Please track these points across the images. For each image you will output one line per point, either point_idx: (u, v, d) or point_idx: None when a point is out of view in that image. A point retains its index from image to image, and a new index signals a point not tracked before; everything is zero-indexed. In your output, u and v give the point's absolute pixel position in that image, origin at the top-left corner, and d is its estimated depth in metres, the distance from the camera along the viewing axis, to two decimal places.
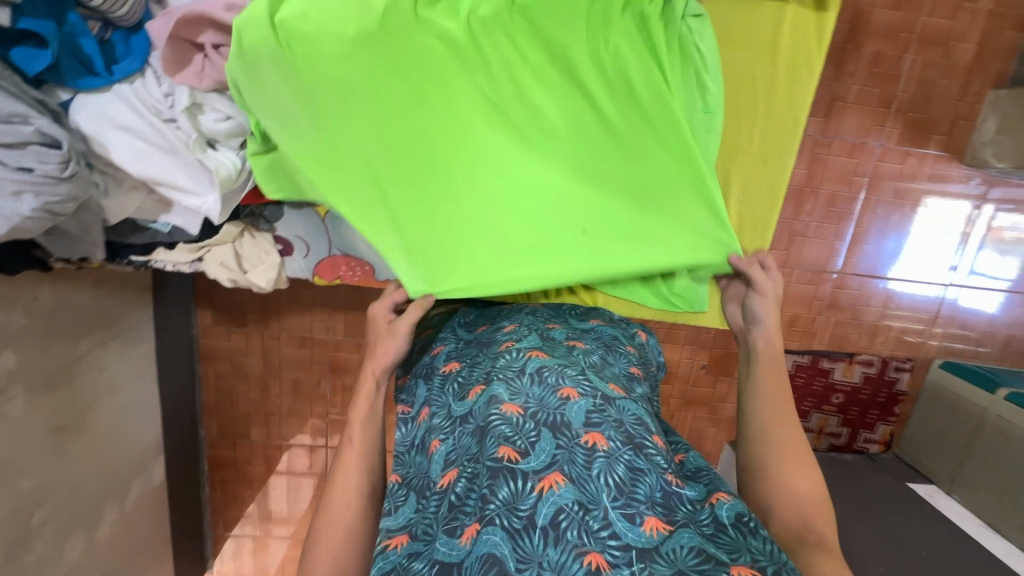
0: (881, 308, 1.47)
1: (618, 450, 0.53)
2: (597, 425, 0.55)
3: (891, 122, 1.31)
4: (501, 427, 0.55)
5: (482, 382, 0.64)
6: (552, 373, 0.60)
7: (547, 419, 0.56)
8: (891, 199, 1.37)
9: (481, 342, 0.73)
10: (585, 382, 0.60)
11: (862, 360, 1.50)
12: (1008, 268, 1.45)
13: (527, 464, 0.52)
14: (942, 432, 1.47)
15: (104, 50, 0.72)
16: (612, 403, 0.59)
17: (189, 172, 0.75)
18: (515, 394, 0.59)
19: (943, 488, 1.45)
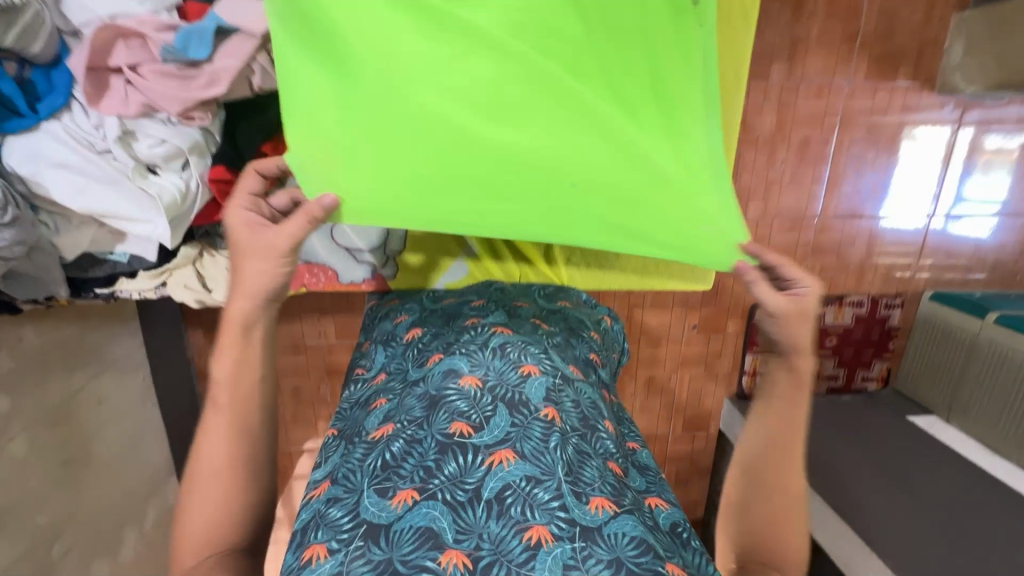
0: (866, 247, 1.47)
1: (570, 430, 0.57)
2: (555, 403, 0.59)
3: (857, 59, 1.29)
4: (459, 397, 0.58)
5: (440, 352, 0.66)
6: (515, 349, 0.63)
7: (505, 395, 0.58)
8: (865, 137, 1.36)
9: (444, 316, 0.75)
10: (547, 362, 0.63)
11: (851, 301, 1.50)
12: (990, 190, 1.44)
13: (478, 439, 0.54)
14: (936, 361, 1.48)
15: (25, 89, 0.70)
16: (570, 384, 0.63)
17: (136, 204, 0.74)
18: (475, 366, 0.62)
19: (941, 417, 1.47)
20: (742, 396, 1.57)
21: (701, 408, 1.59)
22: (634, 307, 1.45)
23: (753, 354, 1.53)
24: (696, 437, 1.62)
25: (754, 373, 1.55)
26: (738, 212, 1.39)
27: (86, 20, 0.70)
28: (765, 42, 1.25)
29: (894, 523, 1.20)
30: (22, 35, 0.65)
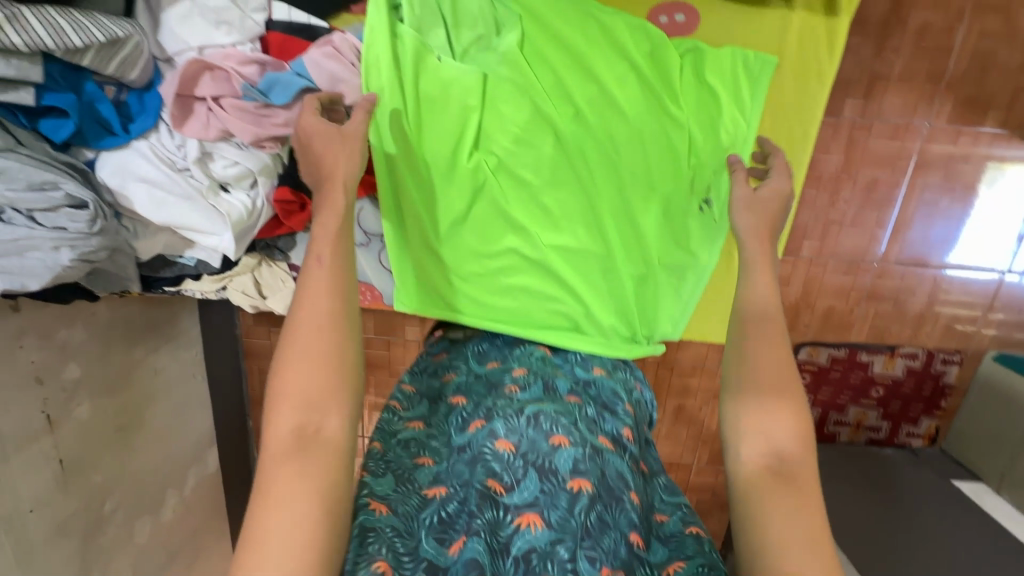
0: (928, 297, 1.39)
1: (596, 496, 0.61)
2: (583, 472, 0.62)
3: (941, 100, 1.21)
4: (496, 461, 0.64)
5: (481, 417, 0.71)
6: (547, 419, 0.68)
7: (536, 461, 0.63)
8: (940, 182, 1.27)
9: (486, 381, 0.80)
10: (577, 431, 0.67)
11: (905, 352, 1.43)
12: None
13: (510, 498, 0.61)
14: (991, 426, 1.39)
15: (120, 112, 0.75)
16: (600, 453, 0.66)
17: (209, 219, 0.78)
18: (511, 432, 0.67)
19: (990, 486, 1.38)
20: None
21: None
22: None
23: None
24: (721, 471, 1.59)
25: None
26: (792, 248, 1.34)
27: (179, 50, 0.76)
28: (840, 76, 1.19)
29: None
30: (124, 65, 0.71)
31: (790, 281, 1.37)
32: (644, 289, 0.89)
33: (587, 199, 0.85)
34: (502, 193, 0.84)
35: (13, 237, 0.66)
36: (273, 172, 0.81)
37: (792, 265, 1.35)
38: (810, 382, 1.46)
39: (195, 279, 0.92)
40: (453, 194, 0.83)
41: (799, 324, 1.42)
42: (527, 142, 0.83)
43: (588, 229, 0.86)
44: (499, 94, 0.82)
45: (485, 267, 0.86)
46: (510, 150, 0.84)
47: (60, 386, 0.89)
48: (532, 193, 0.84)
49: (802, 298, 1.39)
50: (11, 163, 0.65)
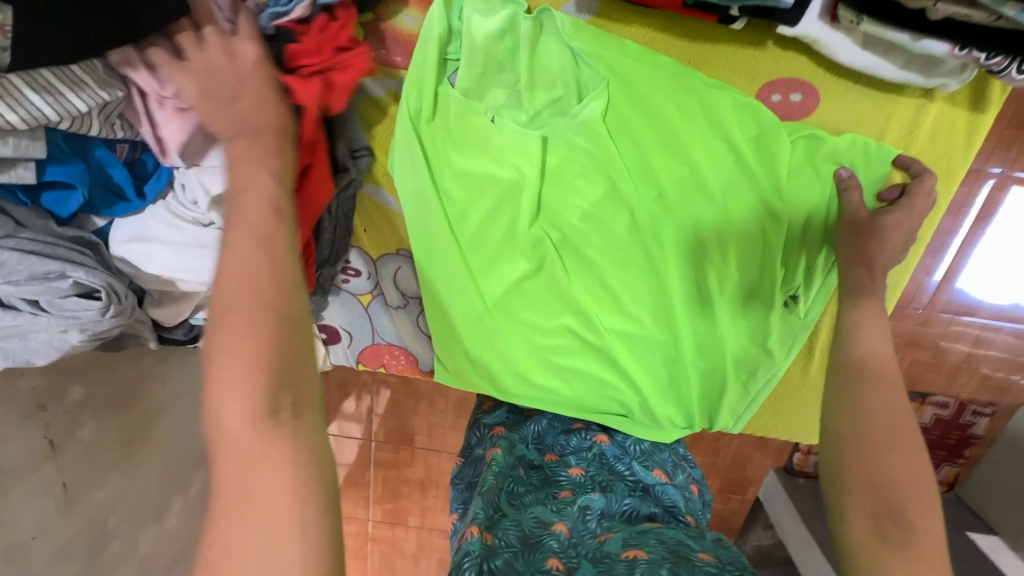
0: (969, 348, 1.33)
1: (657, 560, 0.60)
2: (638, 550, 0.63)
3: (1020, 146, 1.11)
4: (552, 532, 0.64)
5: (528, 505, 0.73)
6: (594, 519, 0.71)
7: (588, 548, 0.63)
8: (1003, 233, 1.19)
9: (539, 477, 0.82)
10: (622, 530, 0.69)
11: (936, 400, 1.39)
12: None
13: (569, 566, 0.59)
14: (1015, 482, 1.36)
15: (136, 171, 0.76)
16: (647, 537, 0.67)
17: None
18: (561, 516, 0.69)
19: (1006, 541, 1.36)
20: (789, 470, 1.50)
21: (742, 473, 1.53)
22: None
23: None
24: (730, 499, 1.57)
25: (808, 451, 1.47)
26: None
27: None
28: None
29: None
30: (125, 125, 0.70)
31: None
32: (708, 382, 0.90)
33: (654, 286, 0.86)
34: (563, 271, 0.86)
35: (14, 324, 0.67)
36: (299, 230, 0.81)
37: None
38: None
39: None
40: (518, 271, 0.86)
41: None
42: (600, 227, 0.85)
43: (650, 315, 0.87)
44: (572, 171, 0.83)
45: (543, 343, 0.89)
46: (577, 232, 0.85)
47: (63, 410, 0.85)
48: (598, 275, 0.86)
49: None
50: (11, 256, 0.64)
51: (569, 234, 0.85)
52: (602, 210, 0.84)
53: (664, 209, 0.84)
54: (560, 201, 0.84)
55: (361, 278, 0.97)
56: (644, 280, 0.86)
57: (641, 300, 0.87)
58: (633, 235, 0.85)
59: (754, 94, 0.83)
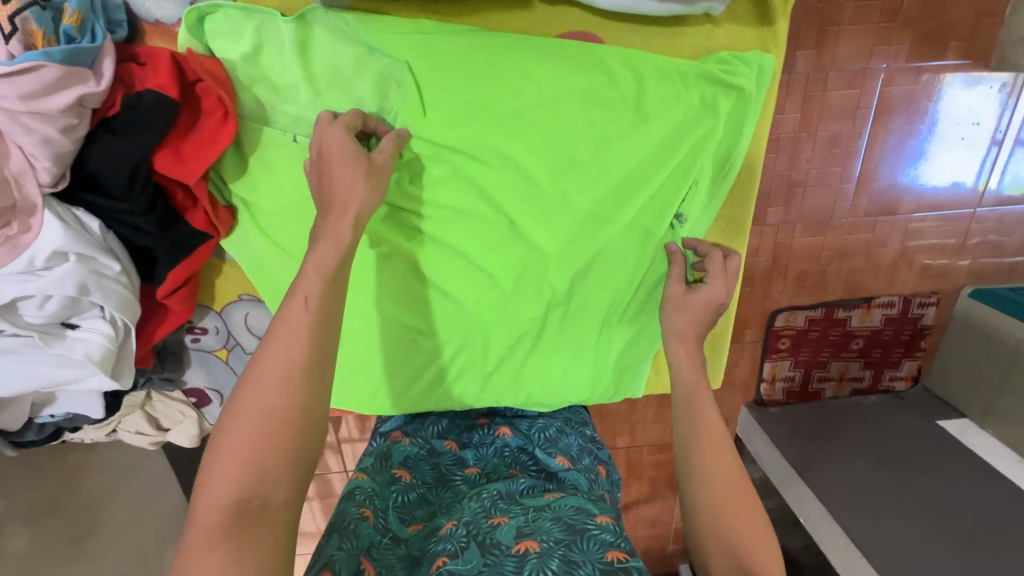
0: (901, 245, 1.34)
1: (548, 547, 0.66)
2: (528, 535, 0.69)
3: (899, 38, 1.10)
4: (441, 543, 0.71)
5: (424, 519, 0.80)
6: (487, 499, 0.77)
7: (478, 538, 0.69)
8: (904, 126, 1.19)
9: (441, 474, 0.88)
10: (516, 510, 0.74)
11: (881, 302, 1.39)
12: None
13: (455, 566, 0.66)
14: (972, 362, 1.39)
15: None
16: (542, 511, 0.74)
17: (67, 363, 0.83)
18: (453, 517, 0.76)
19: (975, 421, 1.39)
20: (759, 402, 1.51)
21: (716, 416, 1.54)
22: None
23: (772, 362, 1.45)
24: None
25: (773, 380, 1.47)
26: (757, 219, 1.26)
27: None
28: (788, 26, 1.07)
29: (920, 547, 1.16)
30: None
31: (759, 252, 1.30)
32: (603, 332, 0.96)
33: (526, 253, 0.87)
34: (431, 264, 0.87)
35: None
36: (108, 299, 0.79)
37: (760, 234, 1.28)
38: (791, 347, 1.43)
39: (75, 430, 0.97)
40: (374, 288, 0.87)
41: (774, 292, 1.36)
42: (477, 207, 0.84)
43: (531, 285, 0.88)
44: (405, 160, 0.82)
45: (430, 342, 0.91)
46: (439, 224, 0.85)
47: None
48: (467, 260, 0.87)
49: (773, 267, 1.33)
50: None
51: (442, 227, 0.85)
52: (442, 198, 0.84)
53: (507, 180, 0.84)
54: (412, 199, 0.84)
55: (211, 333, 0.98)
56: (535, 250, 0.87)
57: (517, 275, 0.88)
58: (484, 212, 0.85)
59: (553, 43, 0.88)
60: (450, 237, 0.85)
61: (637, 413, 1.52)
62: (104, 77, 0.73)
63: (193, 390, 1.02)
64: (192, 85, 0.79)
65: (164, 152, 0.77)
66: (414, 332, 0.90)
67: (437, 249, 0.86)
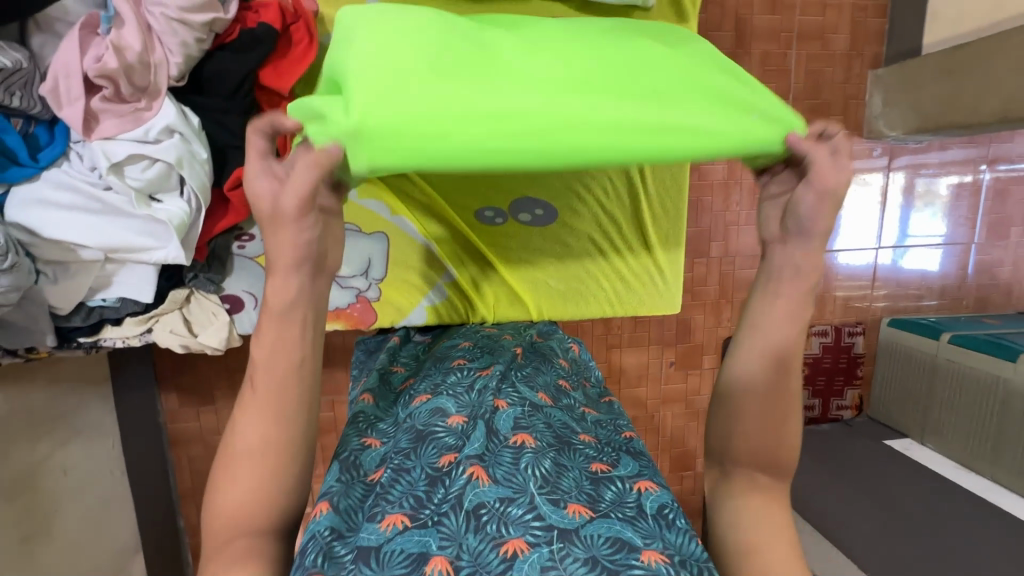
0: (824, 280, 1.56)
1: (542, 448, 0.65)
2: (525, 429, 0.67)
3: (793, 111, 1.43)
4: (444, 431, 0.67)
5: (428, 392, 0.75)
6: (492, 388, 0.74)
7: (481, 419, 0.68)
8: None
9: (432, 360, 0.86)
10: (515, 395, 0.73)
11: (817, 331, 1.58)
12: (927, 223, 1.57)
13: (463, 451, 0.63)
14: (900, 384, 1.55)
15: (29, 142, 0.79)
16: (538, 410, 0.72)
17: (148, 231, 0.82)
18: (461, 407, 0.71)
19: (916, 439, 1.51)
20: None
21: (685, 447, 1.60)
22: (612, 348, 1.50)
23: None
24: (684, 477, 1.62)
25: None
26: (702, 251, 1.47)
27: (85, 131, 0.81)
28: None
29: (904, 545, 1.19)
30: (26, 95, 0.75)
31: (707, 281, 1.49)
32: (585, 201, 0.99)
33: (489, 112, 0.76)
34: None
35: None
36: (199, 173, 0.81)
37: (706, 265, 1.48)
38: None
39: (115, 322, 0.91)
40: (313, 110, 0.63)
41: (725, 318, 1.53)
42: None
43: None
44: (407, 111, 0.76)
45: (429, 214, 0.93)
46: None
47: None
48: None
49: (722, 295, 1.51)
50: None
51: None
52: None
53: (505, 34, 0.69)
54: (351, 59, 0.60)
55: (258, 239, 0.93)
56: None
57: None
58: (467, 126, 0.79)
59: None
60: None
61: None
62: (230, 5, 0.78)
63: (230, 295, 0.95)
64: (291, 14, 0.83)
65: (266, 71, 0.83)
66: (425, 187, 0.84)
67: None
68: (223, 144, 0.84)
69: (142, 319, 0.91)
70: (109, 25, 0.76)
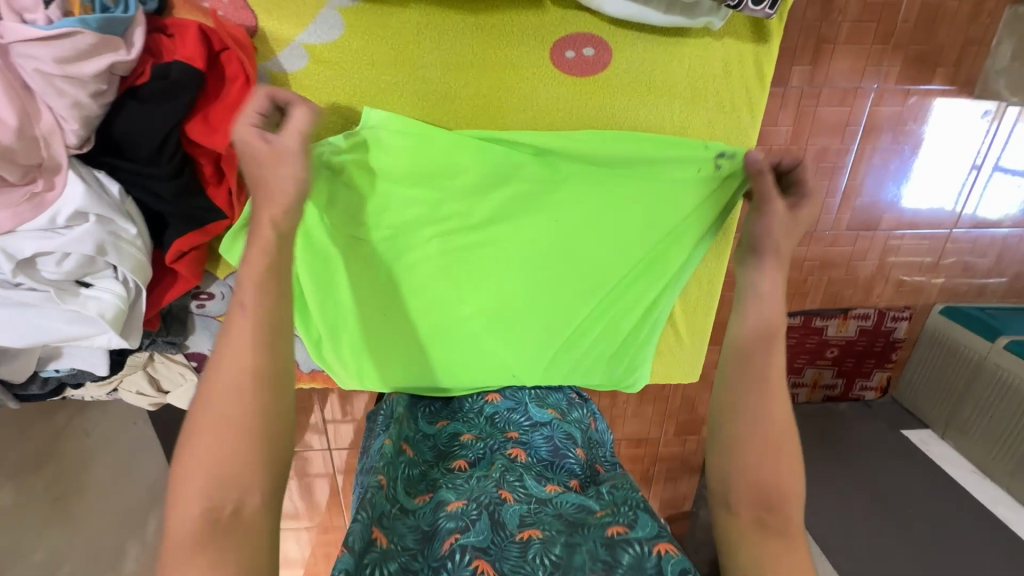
0: (879, 260, 1.39)
1: (552, 537, 0.71)
2: (532, 523, 0.73)
3: (890, 60, 1.15)
4: (451, 520, 0.74)
5: (429, 490, 0.84)
6: (495, 475, 0.82)
7: (487, 509, 0.75)
8: (890, 145, 1.24)
9: (441, 453, 0.94)
10: (522, 489, 0.80)
11: (857, 314, 1.44)
12: (1011, 191, 1.32)
13: (466, 539, 0.70)
14: (934, 377, 1.45)
15: None
16: (546, 502, 0.78)
17: (79, 319, 0.76)
18: (460, 495, 0.79)
19: (937, 433, 1.45)
20: None
21: (693, 415, 1.59)
22: None
23: None
24: (688, 441, 1.64)
25: None
26: None
27: None
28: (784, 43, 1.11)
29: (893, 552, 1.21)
30: None
31: None
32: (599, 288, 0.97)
33: (493, 242, 0.90)
34: (417, 276, 0.90)
35: None
36: (127, 261, 0.74)
37: None
38: None
39: (75, 386, 0.93)
40: (364, 259, 0.87)
41: None
42: (470, 273, 0.91)
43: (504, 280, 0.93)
44: (416, 246, 0.88)
45: (440, 315, 0.94)
46: (441, 278, 0.91)
47: None
48: (459, 293, 0.92)
49: None
50: None
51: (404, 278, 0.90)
52: (427, 260, 0.89)
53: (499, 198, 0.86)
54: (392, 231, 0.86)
55: (217, 299, 0.91)
56: (545, 266, 0.93)
57: (498, 245, 0.90)
58: (473, 258, 0.90)
59: (549, 58, 0.82)
60: (445, 286, 0.92)
61: (618, 407, 1.55)
62: (128, 43, 0.68)
63: (195, 354, 0.96)
64: (213, 48, 0.73)
65: (194, 119, 0.74)
66: (436, 303, 0.93)
67: (439, 271, 0.90)
68: (164, 212, 0.77)
69: (104, 384, 0.94)
70: None
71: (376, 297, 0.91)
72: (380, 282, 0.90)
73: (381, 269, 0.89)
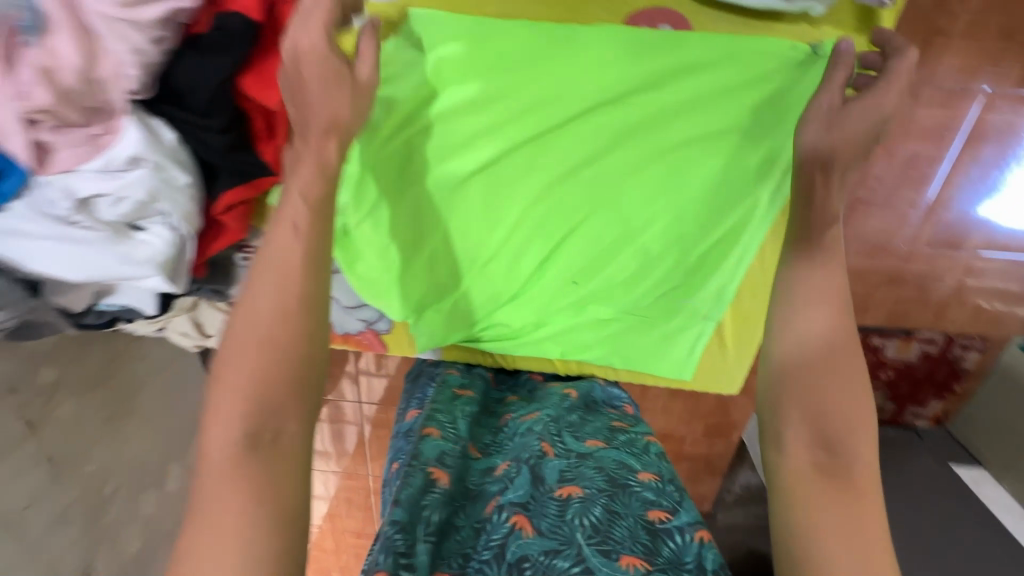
0: (958, 282, 1.27)
1: (591, 496, 0.68)
2: (571, 481, 0.71)
3: (1010, 60, 1.02)
4: (496, 483, 0.74)
5: (477, 444, 0.85)
6: (541, 432, 0.81)
7: (530, 463, 0.74)
8: (992, 157, 1.11)
9: (486, 414, 0.95)
10: (563, 445, 0.78)
11: (921, 336, 1.34)
12: None
13: (508, 498, 0.69)
14: (999, 416, 1.34)
15: None
16: (588, 459, 0.77)
17: (130, 261, 0.77)
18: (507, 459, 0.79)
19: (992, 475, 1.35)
20: None
21: (725, 418, 1.54)
22: None
23: None
24: (715, 443, 1.59)
25: None
26: None
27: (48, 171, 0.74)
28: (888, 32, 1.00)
29: None
30: None
31: None
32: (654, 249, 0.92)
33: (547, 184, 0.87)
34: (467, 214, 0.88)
35: None
36: (178, 204, 0.76)
37: None
38: None
39: (128, 322, 0.97)
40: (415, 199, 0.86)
41: None
42: (521, 214, 0.88)
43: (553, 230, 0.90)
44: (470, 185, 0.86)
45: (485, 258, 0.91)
46: (488, 219, 0.89)
47: (35, 391, 0.94)
48: (506, 236, 0.90)
49: None
50: None
51: (453, 216, 0.88)
52: (478, 199, 0.87)
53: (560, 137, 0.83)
54: (446, 170, 0.84)
55: None
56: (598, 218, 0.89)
57: (553, 187, 0.87)
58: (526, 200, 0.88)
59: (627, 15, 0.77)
60: (494, 228, 0.89)
61: (647, 400, 1.52)
62: None
63: None
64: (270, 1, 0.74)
65: (249, 74, 0.75)
66: (481, 244, 0.90)
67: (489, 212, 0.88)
68: (216, 165, 0.79)
69: (154, 321, 0.97)
70: (38, 35, 0.67)
71: (422, 238, 0.89)
72: (426, 221, 0.88)
73: (430, 211, 0.87)
